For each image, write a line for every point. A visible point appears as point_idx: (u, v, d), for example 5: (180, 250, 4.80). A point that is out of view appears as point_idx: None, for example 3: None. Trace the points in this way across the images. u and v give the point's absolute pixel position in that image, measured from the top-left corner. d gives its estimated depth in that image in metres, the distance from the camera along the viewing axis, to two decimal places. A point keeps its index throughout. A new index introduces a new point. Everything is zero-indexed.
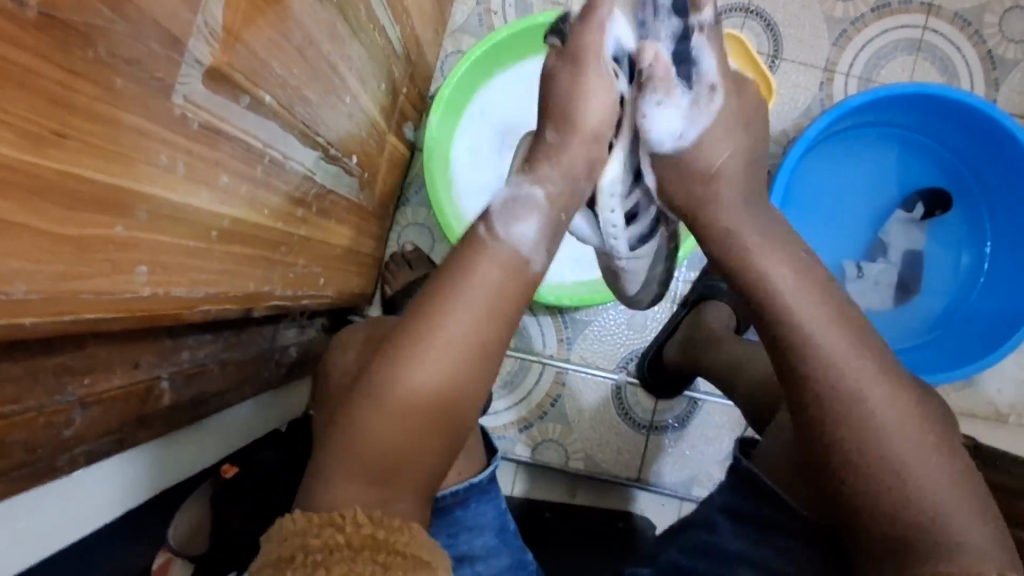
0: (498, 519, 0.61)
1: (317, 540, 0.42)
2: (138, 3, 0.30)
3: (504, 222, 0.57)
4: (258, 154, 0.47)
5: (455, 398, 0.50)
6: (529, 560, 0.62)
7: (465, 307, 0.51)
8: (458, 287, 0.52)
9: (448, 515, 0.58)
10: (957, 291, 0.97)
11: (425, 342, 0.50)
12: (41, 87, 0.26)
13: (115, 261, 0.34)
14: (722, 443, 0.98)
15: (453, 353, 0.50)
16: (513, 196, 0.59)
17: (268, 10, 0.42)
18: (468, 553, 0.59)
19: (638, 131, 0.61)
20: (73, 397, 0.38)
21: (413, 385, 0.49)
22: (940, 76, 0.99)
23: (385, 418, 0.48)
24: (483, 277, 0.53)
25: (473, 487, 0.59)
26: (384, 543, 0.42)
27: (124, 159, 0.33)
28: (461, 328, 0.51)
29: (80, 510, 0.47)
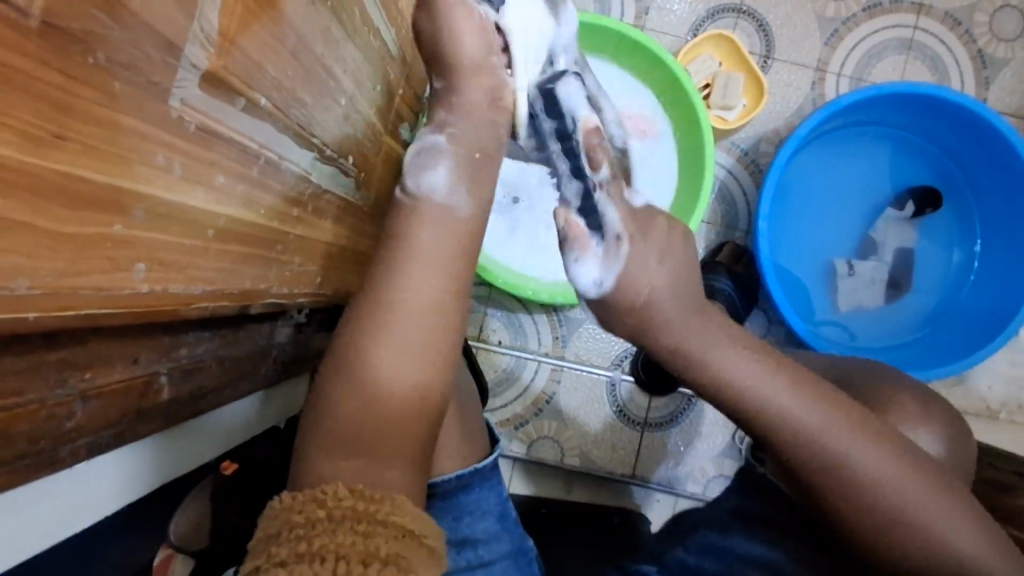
0: (499, 506, 0.63)
1: (301, 515, 0.43)
2: (135, 9, 0.31)
3: (414, 175, 0.58)
4: (254, 155, 0.48)
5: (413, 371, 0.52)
6: (530, 548, 0.63)
7: (409, 275, 0.54)
8: (412, 253, 0.55)
9: (451, 499, 0.60)
10: (947, 288, 0.98)
11: (387, 312, 0.53)
12: (41, 91, 0.27)
13: (113, 258, 0.36)
14: (716, 439, 0.99)
15: (405, 325, 0.53)
16: (420, 147, 0.58)
17: (263, 15, 0.44)
18: (469, 537, 0.60)
19: (596, 205, 0.65)
20: (75, 390, 0.40)
21: (382, 359, 0.52)
22: (931, 75, 1.00)
23: (353, 399, 0.51)
24: (427, 243, 0.55)
25: (477, 472, 0.61)
26: (366, 514, 0.44)
27: (122, 160, 0.34)
28: (411, 294, 0.53)
29: (83, 501, 0.48)
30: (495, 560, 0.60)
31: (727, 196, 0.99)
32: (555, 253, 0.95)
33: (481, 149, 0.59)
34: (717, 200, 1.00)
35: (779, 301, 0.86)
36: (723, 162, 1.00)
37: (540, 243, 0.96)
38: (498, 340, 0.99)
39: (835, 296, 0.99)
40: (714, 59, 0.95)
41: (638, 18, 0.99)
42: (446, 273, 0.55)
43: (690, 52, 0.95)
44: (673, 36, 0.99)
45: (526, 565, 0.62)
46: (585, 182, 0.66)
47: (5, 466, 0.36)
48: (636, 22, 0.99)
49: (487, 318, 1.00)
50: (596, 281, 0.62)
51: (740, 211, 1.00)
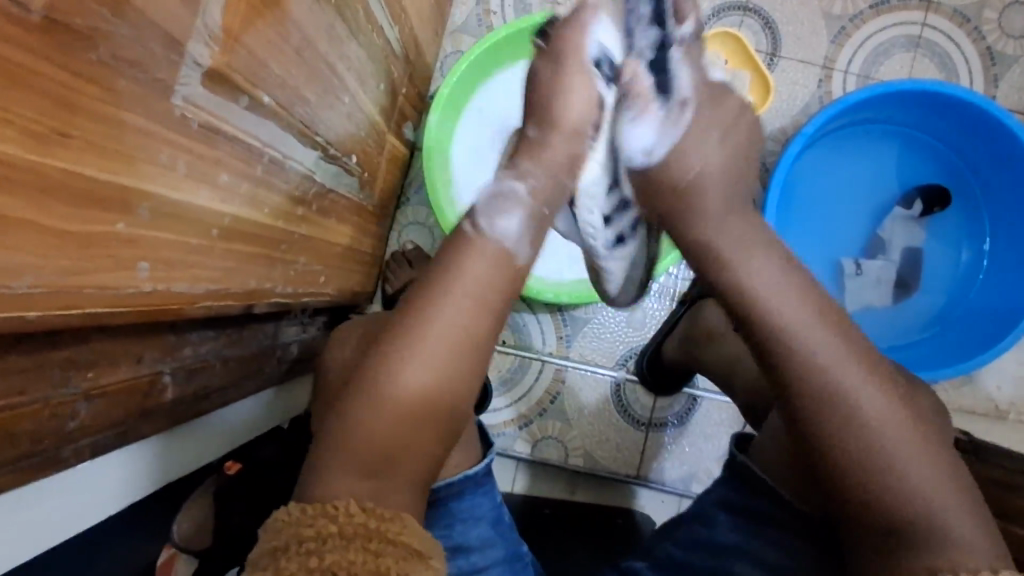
0: (494, 511, 0.62)
1: (311, 529, 0.43)
2: (140, 6, 0.31)
3: (489, 216, 0.57)
4: (257, 153, 0.48)
5: (444, 398, 0.51)
6: (525, 552, 0.63)
7: (448, 303, 0.51)
8: (448, 281, 0.52)
9: (444, 507, 0.59)
10: (956, 287, 0.97)
11: (417, 334, 0.51)
12: (45, 88, 0.27)
13: (117, 257, 0.35)
14: (720, 440, 0.99)
15: (439, 352, 0.51)
16: (498, 190, 0.59)
17: (268, 12, 0.43)
18: (462, 544, 0.60)
19: (668, 60, 0.59)
20: (78, 390, 0.39)
21: (403, 377, 0.50)
22: (938, 73, 0.99)
23: (379, 421, 0.49)
24: (471, 273, 0.53)
25: (469, 479, 0.60)
26: (376, 532, 0.44)
27: (126, 158, 0.34)
28: (446, 323, 0.51)
29: (85, 502, 0.48)
30: (489, 566, 0.60)
31: None
32: (560, 252, 0.95)
33: (547, 204, 0.60)
34: None
35: None
36: None
37: (545, 244, 0.95)
38: (502, 340, 0.99)
39: (842, 296, 0.98)
40: (720, 56, 0.94)
41: None
42: (482, 302, 0.52)
43: None
44: None
45: (521, 570, 0.62)
46: (665, 32, 0.59)
47: (9, 466, 0.35)
48: None
49: None
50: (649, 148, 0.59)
51: None
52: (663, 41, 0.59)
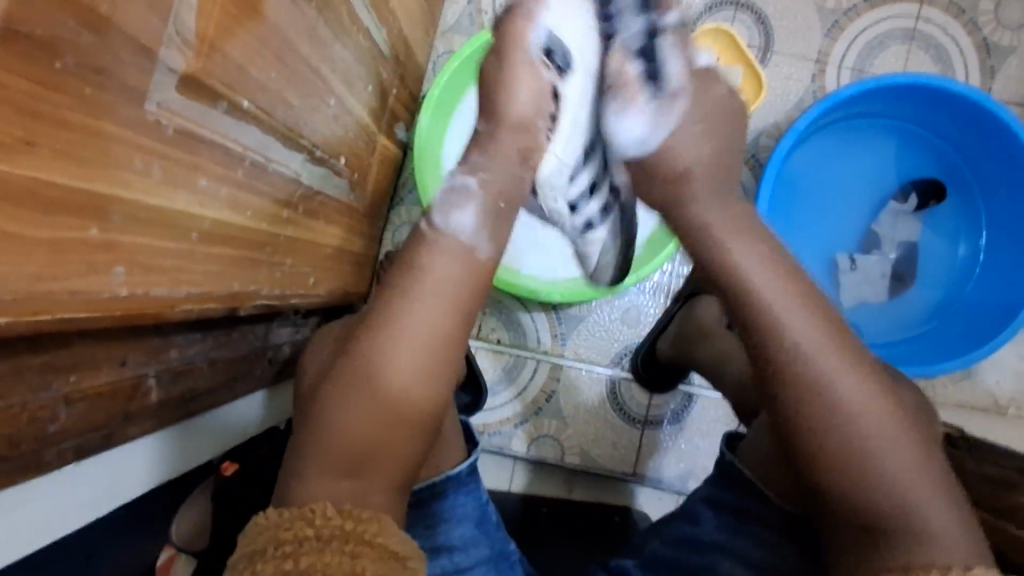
0: (478, 510, 0.62)
1: (289, 533, 0.44)
2: (105, 13, 0.31)
3: (443, 212, 0.58)
4: (238, 157, 0.48)
5: (417, 399, 0.52)
6: (512, 552, 0.63)
7: (417, 304, 0.53)
8: (411, 283, 0.54)
9: (426, 507, 0.60)
10: (953, 282, 0.97)
11: (386, 336, 0.52)
12: (8, 97, 0.27)
13: (90, 262, 0.36)
14: (717, 437, 0.99)
15: (409, 352, 0.52)
16: (449, 186, 0.60)
17: (246, 18, 0.44)
18: (446, 544, 0.60)
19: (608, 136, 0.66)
20: (59, 393, 0.40)
21: (379, 379, 0.51)
22: (934, 66, 0.98)
23: (350, 417, 0.51)
24: (434, 271, 0.55)
25: (450, 480, 0.61)
26: (353, 534, 0.45)
27: (97, 164, 0.34)
28: (412, 321, 0.53)
29: (95, 497, 0.48)
30: (472, 566, 0.60)
31: None
32: (554, 250, 0.95)
33: (503, 199, 0.61)
34: None
35: None
36: None
37: (538, 243, 0.95)
38: (496, 339, 0.99)
39: (838, 292, 0.98)
40: None
41: None
42: (448, 300, 0.54)
43: None
44: None
45: (507, 570, 0.62)
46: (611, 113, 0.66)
47: None
48: None
49: (484, 318, 0.99)
50: (642, 139, 0.62)
51: None
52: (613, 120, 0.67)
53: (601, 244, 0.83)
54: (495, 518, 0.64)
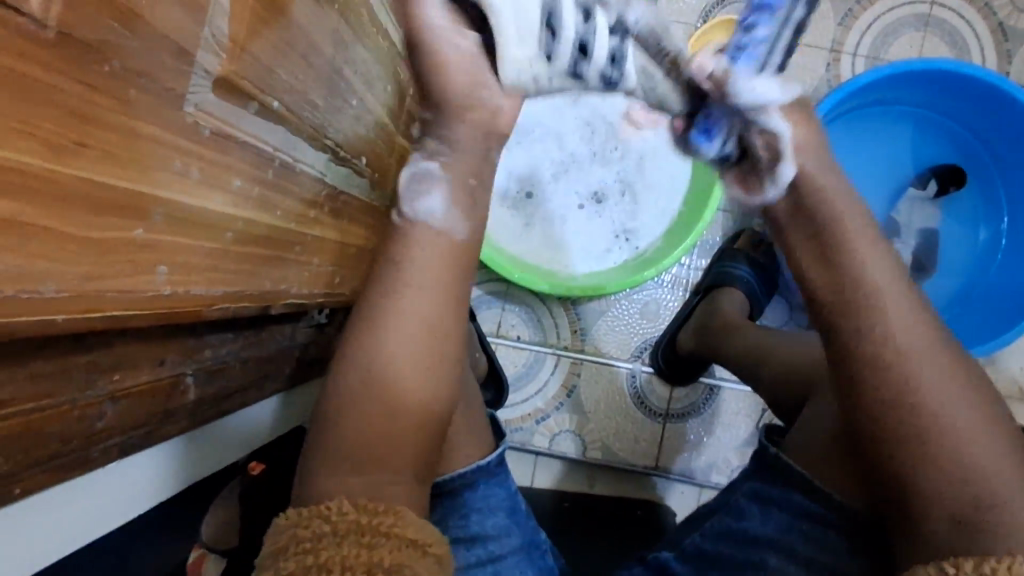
0: (509, 501, 0.63)
1: (307, 530, 0.46)
2: (146, 17, 0.32)
3: (411, 202, 0.57)
4: (268, 158, 0.49)
5: (415, 390, 0.52)
6: (542, 540, 0.64)
7: (404, 297, 0.53)
8: (395, 276, 0.54)
9: (456, 499, 0.60)
10: (974, 268, 0.96)
11: (378, 324, 0.53)
12: (61, 100, 0.28)
13: (135, 261, 0.37)
14: (741, 429, 0.99)
15: (400, 344, 0.52)
16: (412, 172, 0.58)
17: (275, 20, 0.45)
18: (479, 533, 0.60)
19: (621, 52, 0.55)
20: (104, 391, 0.41)
21: (372, 368, 0.52)
22: (949, 51, 0.98)
23: (350, 415, 0.52)
24: (420, 263, 0.54)
25: (481, 470, 0.61)
26: (370, 526, 0.46)
27: (140, 166, 0.35)
28: (402, 315, 0.53)
29: (108, 504, 0.49)
30: (506, 554, 0.61)
31: None
32: (569, 247, 0.95)
33: (474, 175, 0.58)
34: None
35: None
36: None
37: (552, 239, 0.95)
38: (516, 336, 1.00)
39: None
40: None
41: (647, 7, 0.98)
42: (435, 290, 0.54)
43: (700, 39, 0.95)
44: (682, 24, 0.98)
45: (538, 558, 0.63)
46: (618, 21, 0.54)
47: (39, 467, 0.37)
48: None
49: (503, 314, 1.00)
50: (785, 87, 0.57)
51: None
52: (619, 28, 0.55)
53: (642, 81, 0.58)
54: (524, 507, 0.65)
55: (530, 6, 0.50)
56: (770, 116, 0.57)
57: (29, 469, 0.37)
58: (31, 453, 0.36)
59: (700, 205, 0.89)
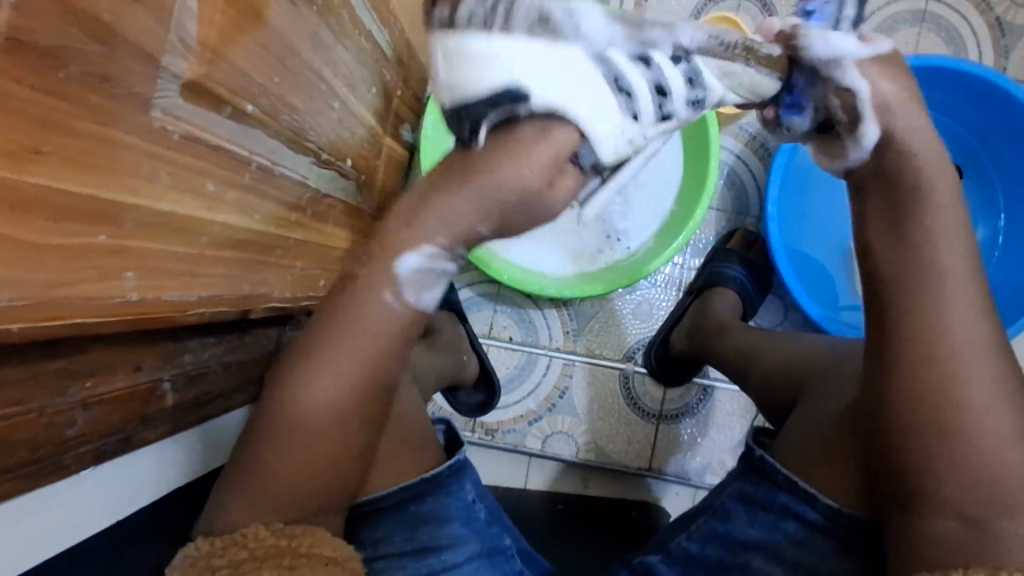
0: (464, 510, 0.62)
1: (220, 559, 0.45)
2: (108, 23, 0.32)
3: (415, 291, 0.53)
4: (244, 162, 0.49)
5: (337, 437, 0.51)
6: (506, 547, 0.63)
7: (336, 349, 0.51)
8: (332, 321, 0.51)
9: (401, 511, 0.60)
10: (971, 267, 0.94)
11: (309, 369, 0.51)
12: (15, 108, 0.28)
13: (102, 267, 0.36)
14: (734, 430, 0.98)
15: (326, 393, 0.51)
16: (430, 263, 0.53)
17: (248, 23, 0.44)
18: (433, 543, 0.60)
19: (695, 69, 0.50)
20: (76, 398, 0.41)
21: (290, 412, 0.51)
22: (946, 47, 0.96)
23: (270, 452, 0.51)
24: (360, 309, 0.52)
25: (427, 482, 0.61)
26: (287, 548, 0.46)
27: (105, 172, 0.35)
28: (332, 367, 0.51)
29: (96, 506, 0.49)
30: (462, 562, 0.60)
31: (736, 181, 0.96)
32: (559, 247, 0.94)
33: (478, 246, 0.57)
34: (726, 186, 0.97)
35: (793, 285, 0.85)
36: (729, 145, 0.95)
37: (543, 239, 0.95)
38: (508, 337, 0.99)
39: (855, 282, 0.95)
40: None
41: (638, 5, 0.97)
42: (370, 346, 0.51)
43: None
44: None
45: (502, 563, 0.62)
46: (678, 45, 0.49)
47: (9, 475, 0.37)
48: (635, 10, 0.97)
49: (495, 315, 0.99)
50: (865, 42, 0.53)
51: (750, 196, 0.96)
52: (682, 54, 0.49)
53: (729, 84, 0.51)
54: (484, 514, 0.64)
55: (583, 84, 0.47)
56: (848, 73, 0.52)
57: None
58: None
59: (689, 206, 0.89)
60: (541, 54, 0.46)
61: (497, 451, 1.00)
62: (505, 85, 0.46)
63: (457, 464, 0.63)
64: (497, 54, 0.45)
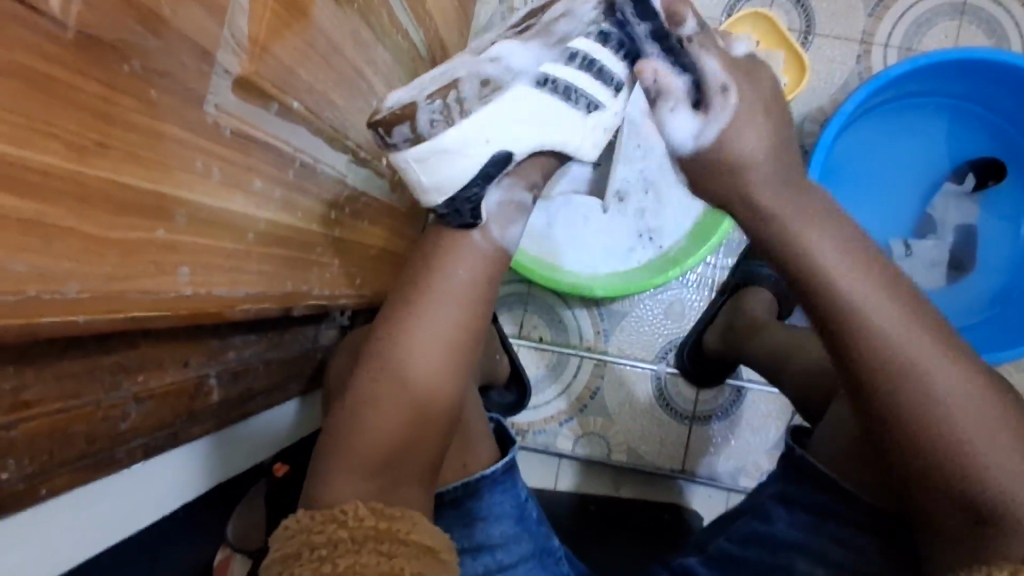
0: (517, 508, 0.62)
1: (321, 536, 0.46)
2: (166, 17, 0.32)
3: (503, 223, 0.57)
4: (289, 159, 0.49)
5: (427, 406, 0.55)
6: (554, 548, 0.63)
7: (425, 316, 0.55)
8: (422, 292, 0.55)
9: (461, 507, 0.60)
10: (1016, 266, 0.92)
11: (396, 340, 0.55)
12: (83, 101, 0.28)
13: (158, 262, 0.37)
14: (769, 432, 0.96)
15: (419, 361, 0.54)
16: (508, 194, 0.58)
17: (294, 20, 0.44)
18: (486, 542, 0.60)
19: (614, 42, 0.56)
20: (128, 393, 0.41)
21: (380, 389, 0.54)
22: (987, 39, 0.94)
23: (368, 424, 0.54)
24: (450, 275, 0.55)
25: (485, 478, 0.61)
26: (387, 534, 0.47)
27: (162, 167, 0.35)
28: (421, 335, 0.55)
29: (135, 504, 0.48)
30: (516, 563, 0.60)
31: None
32: (593, 246, 0.93)
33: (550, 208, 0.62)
34: None
35: None
36: None
37: (576, 239, 0.94)
38: (539, 337, 0.99)
39: None
40: (752, 38, 0.91)
41: None
42: (462, 308, 0.55)
43: (725, 34, 0.92)
44: (706, 19, 0.96)
45: (552, 566, 0.61)
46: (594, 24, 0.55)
47: (65, 466, 0.37)
48: None
49: (526, 315, 0.99)
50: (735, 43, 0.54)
51: None
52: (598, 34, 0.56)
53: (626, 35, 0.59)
54: (533, 514, 0.64)
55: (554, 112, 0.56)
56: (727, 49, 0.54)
57: (56, 470, 0.37)
58: (59, 454, 0.36)
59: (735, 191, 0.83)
60: (512, 111, 0.54)
61: (527, 452, 0.99)
62: (495, 150, 0.54)
63: (511, 461, 0.63)
64: (489, 141, 0.54)
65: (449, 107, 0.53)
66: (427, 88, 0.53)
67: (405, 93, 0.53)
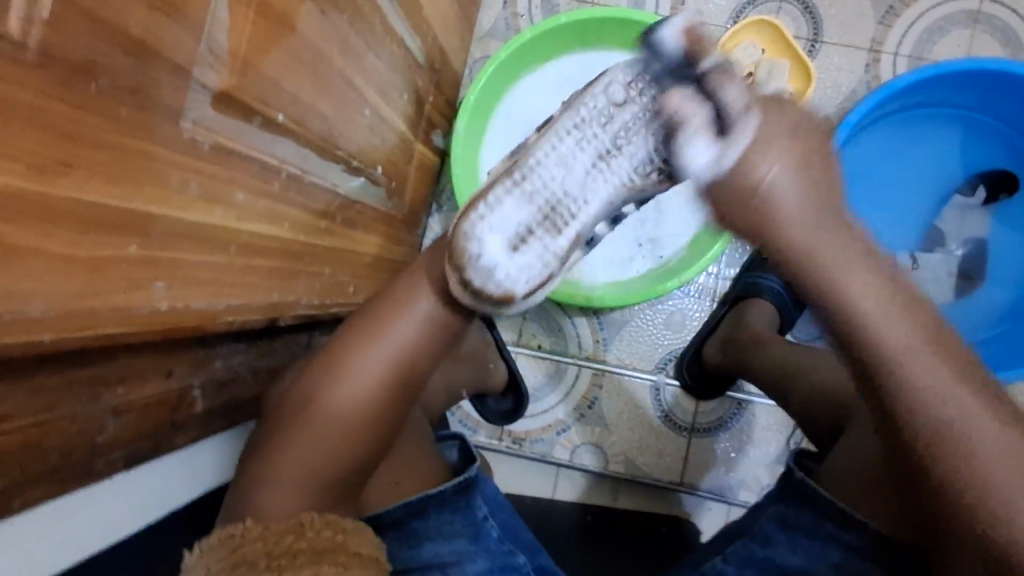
0: (472, 526, 0.63)
1: (279, 545, 0.49)
2: (136, 35, 0.32)
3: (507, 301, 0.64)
4: (274, 171, 0.49)
5: (365, 429, 0.58)
6: (520, 564, 0.63)
7: (381, 341, 0.58)
8: (383, 319, 0.59)
9: (403, 528, 0.61)
10: None
11: (346, 363, 0.58)
12: (46, 121, 0.28)
13: (132, 278, 0.37)
14: (770, 445, 0.95)
15: (359, 384, 0.58)
16: None
17: (279, 34, 0.44)
18: (438, 560, 0.61)
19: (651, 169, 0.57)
20: (107, 406, 0.41)
21: (330, 406, 0.57)
22: (1002, 48, 0.92)
23: (308, 442, 0.57)
24: (416, 308, 0.59)
25: (430, 499, 0.61)
26: (342, 546, 0.50)
27: (134, 184, 0.35)
28: (368, 362, 0.58)
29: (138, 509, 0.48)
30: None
31: None
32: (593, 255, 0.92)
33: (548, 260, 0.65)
34: None
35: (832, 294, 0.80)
36: None
37: None
38: (537, 345, 0.98)
39: None
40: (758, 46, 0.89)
41: (674, 9, 0.95)
42: (415, 344, 0.59)
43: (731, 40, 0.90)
44: (712, 26, 0.94)
45: None
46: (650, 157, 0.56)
47: (40, 479, 0.37)
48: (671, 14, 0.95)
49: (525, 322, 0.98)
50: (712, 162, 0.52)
51: None
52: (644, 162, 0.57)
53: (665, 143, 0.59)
54: (497, 531, 0.64)
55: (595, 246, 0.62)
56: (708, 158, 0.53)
57: (32, 481, 0.37)
58: (32, 467, 0.37)
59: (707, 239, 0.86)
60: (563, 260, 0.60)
61: (525, 460, 0.99)
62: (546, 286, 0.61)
63: (464, 480, 0.64)
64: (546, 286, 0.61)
65: (528, 271, 0.58)
66: (531, 261, 0.57)
67: (506, 262, 0.57)
